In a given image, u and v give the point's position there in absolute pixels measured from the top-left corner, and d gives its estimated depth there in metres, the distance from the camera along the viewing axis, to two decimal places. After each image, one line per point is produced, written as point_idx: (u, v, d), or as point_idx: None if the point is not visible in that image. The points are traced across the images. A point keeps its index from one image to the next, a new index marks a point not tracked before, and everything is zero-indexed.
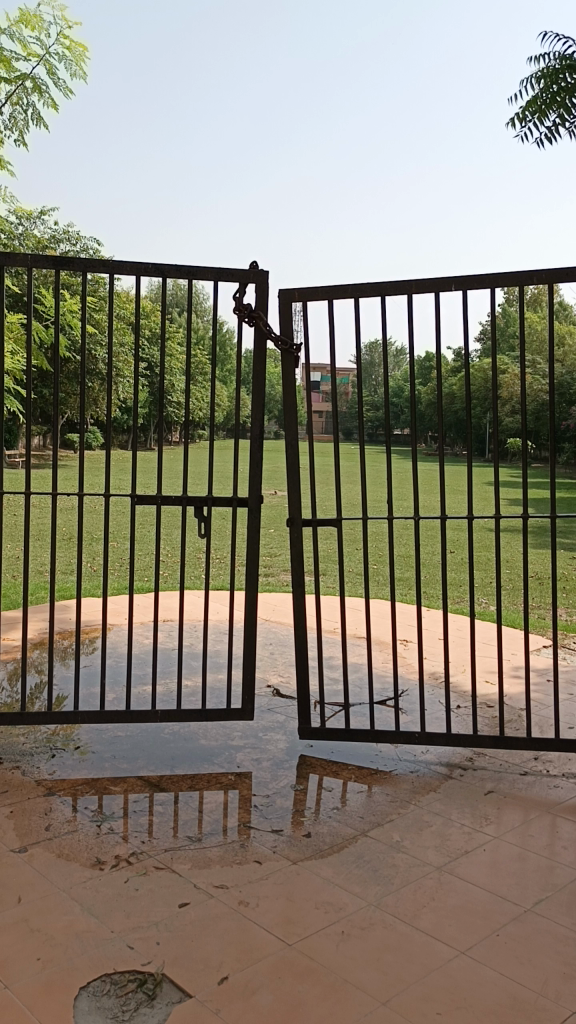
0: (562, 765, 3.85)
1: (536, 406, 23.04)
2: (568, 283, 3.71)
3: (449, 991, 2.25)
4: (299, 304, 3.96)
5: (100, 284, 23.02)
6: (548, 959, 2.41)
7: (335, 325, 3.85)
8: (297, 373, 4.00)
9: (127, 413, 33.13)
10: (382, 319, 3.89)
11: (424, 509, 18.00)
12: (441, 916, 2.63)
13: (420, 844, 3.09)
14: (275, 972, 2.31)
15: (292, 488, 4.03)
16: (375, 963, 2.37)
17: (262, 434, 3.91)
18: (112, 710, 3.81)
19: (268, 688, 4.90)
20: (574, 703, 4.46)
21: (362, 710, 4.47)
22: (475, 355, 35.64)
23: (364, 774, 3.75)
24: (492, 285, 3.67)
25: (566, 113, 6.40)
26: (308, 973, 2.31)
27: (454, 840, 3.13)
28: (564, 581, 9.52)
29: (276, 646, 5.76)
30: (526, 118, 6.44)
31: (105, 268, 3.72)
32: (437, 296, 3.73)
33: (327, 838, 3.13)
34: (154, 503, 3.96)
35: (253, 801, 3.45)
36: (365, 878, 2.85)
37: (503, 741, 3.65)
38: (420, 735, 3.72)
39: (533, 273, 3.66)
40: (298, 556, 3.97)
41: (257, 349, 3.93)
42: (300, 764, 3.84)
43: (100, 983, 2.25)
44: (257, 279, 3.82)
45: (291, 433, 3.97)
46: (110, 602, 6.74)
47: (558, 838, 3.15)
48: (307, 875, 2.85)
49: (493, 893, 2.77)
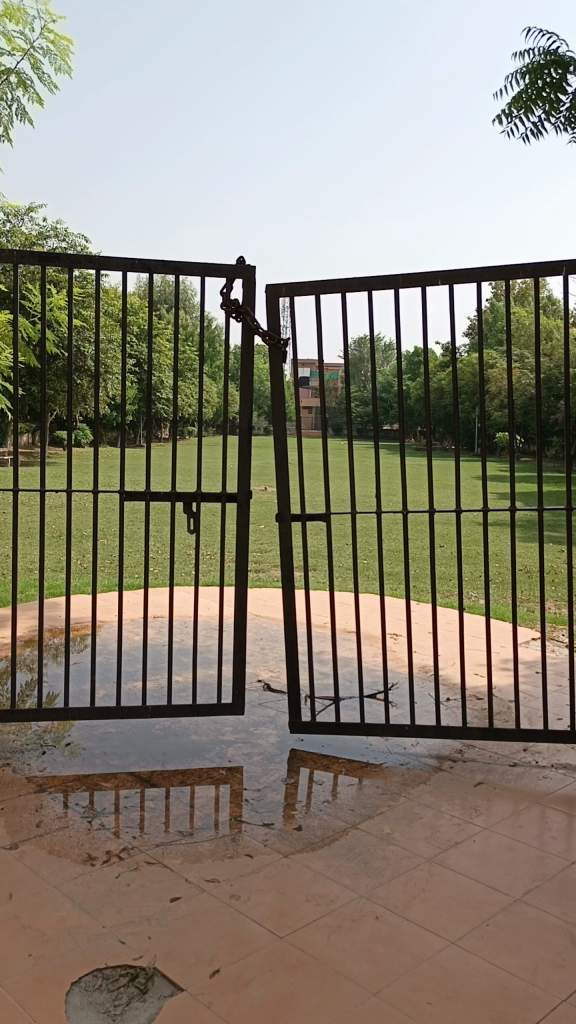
0: (551, 756, 3.88)
1: (524, 401, 23.12)
2: (553, 278, 3.73)
3: (439, 982, 2.27)
4: (286, 300, 3.97)
5: (88, 282, 22.93)
6: (538, 948, 2.43)
7: (323, 320, 3.86)
8: (285, 369, 3.99)
9: (115, 411, 33.03)
10: (369, 315, 3.89)
11: (414, 506, 18.00)
12: (432, 907, 2.64)
13: (411, 837, 3.11)
14: (267, 965, 2.31)
15: (281, 484, 4.02)
16: (366, 955, 2.38)
17: (250, 430, 3.90)
18: (102, 708, 3.80)
19: (258, 684, 4.90)
20: (562, 695, 4.49)
21: (352, 704, 4.47)
22: (462, 351, 35.73)
23: (355, 768, 3.75)
24: (478, 280, 3.68)
25: (552, 109, 6.41)
26: (299, 966, 2.32)
27: (444, 832, 3.14)
28: (552, 574, 9.55)
29: (266, 643, 5.74)
30: (512, 113, 6.45)
31: (91, 264, 3.70)
32: (423, 291, 3.74)
33: (318, 831, 3.14)
34: (142, 500, 3.94)
35: (244, 795, 3.45)
36: (356, 871, 2.86)
37: (493, 733, 3.67)
38: (410, 728, 3.73)
39: (519, 267, 3.67)
40: (287, 551, 3.97)
41: (245, 347, 3.93)
42: (291, 759, 3.84)
43: (91, 979, 2.25)
44: (244, 275, 3.82)
45: (280, 430, 3.97)
46: (100, 600, 6.71)
47: (547, 830, 3.17)
48: (298, 869, 2.86)
49: (483, 884, 2.79)
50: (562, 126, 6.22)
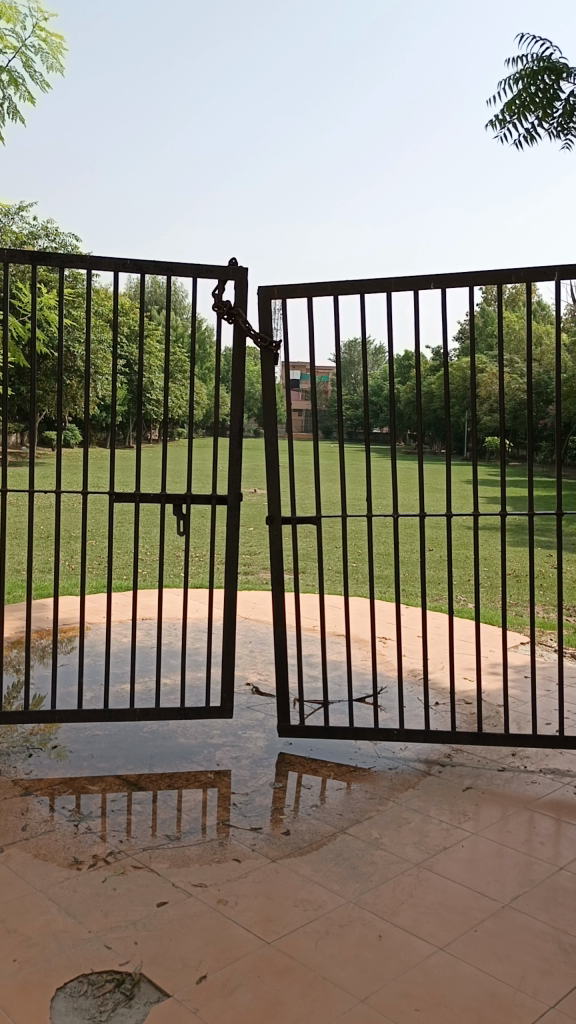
0: (539, 761, 3.88)
1: (513, 405, 23.25)
2: (546, 282, 3.73)
3: (427, 988, 2.25)
4: (278, 301, 3.96)
5: (78, 283, 22.86)
6: (526, 956, 2.42)
7: (316, 322, 3.85)
8: (276, 371, 3.98)
9: (105, 412, 32.94)
10: (360, 317, 3.89)
11: (403, 508, 18.07)
12: (420, 913, 2.63)
13: (399, 841, 3.10)
14: (254, 971, 2.30)
15: (272, 487, 4.00)
16: (353, 960, 2.37)
17: (241, 433, 3.88)
18: (89, 709, 3.77)
19: (247, 686, 4.89)
20: (551, 700, 4.49)
21: (341, 708, 4.46)
22: (454, 354, 35.80)
23: (343, 772, 3.73)
24: (470, 284, 3.68)
25: (545, 113, 6.42)
26: (287, 971, 2.30)
27: (432, 837, 3.13)
28: (541, 579, 9.54)
29: (255, 645, 5.73)
30: (505, 116, 6.46)
31: (82, 264, 3.68)
32: (415, 294, 3.74)
33: (305, 836, 3.12)
34: (131, 501, 3.91)
35: (231, 799, 3.43)
36: (344, 876, 2.85)
37: (482, 737, 3.66)
38: (398, 732, 3.73)
39: (511, 271, 3.67)
40: (277, 554, 3.95)
41: (236, 348, 3.91)
42: (279, 762, 3.83)
43: (77, 983, 2.23)
44: (236, 276, 3.81)
45: (270, 431, 3.96)
46: (88, 601, 6.69)
47: (536, 835, 3.16)
48: (286, 874, 2.84)
49: (471, 890, 2.78)
50: (555, 132, 6.22)
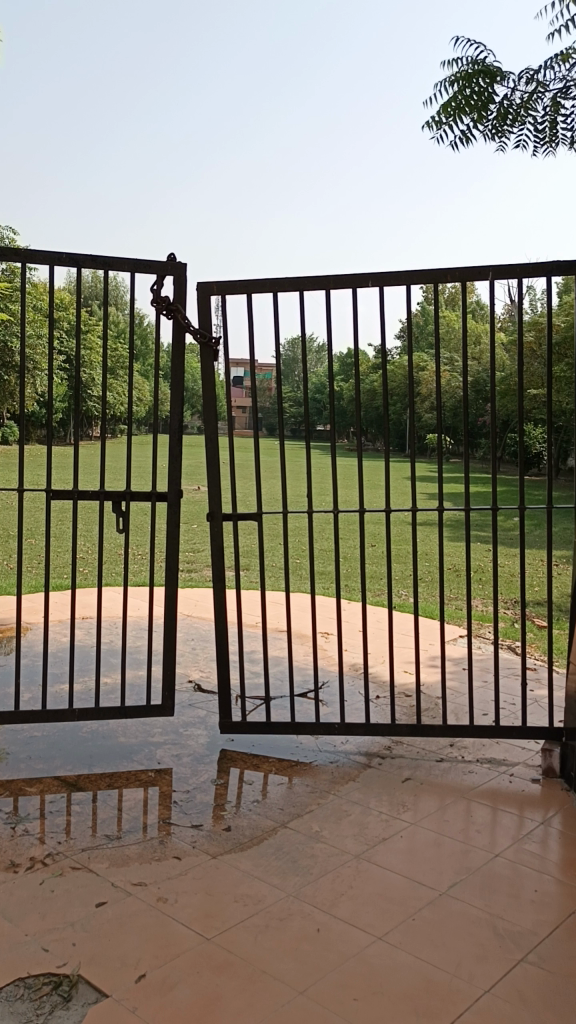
0: (476, 751, 3.96)
1: (453, 403, 23.62)
2: (481, 282, 3.80)
3: (365, 978, 2.28)
4: (217, 297, 3.95)
5: (15, 277, 22.43)
6: (462, 942, 2.47)
7: (255, 319, 3.85)
8: (215, 367, 3.97)
9: (44, 409, 32.40)
10: (300, 314, 3.90)
11: (344, 505, 18.19)
12: (359, 904, 2.67)
13: (339, 834, 3.13)
14: (194, 968, 2.30)
15: (211, 484, 3.99)
16: (293, 953, 2.39)
17: (181, 430, 3.86)
18: (27, 710, 3.72)
19: (189, 685, 4.87)
20: (488, 691, 4.58)
21: (283, 703, 4.48)
22: (396, 352, 36.16)
23: (284, 767, 3.75)
24: (407, 282, 3.72)
25: (480, 116, 6.53)
26: (227, 967, 2.31)
27: (372, 828, 3.17)
28: (479, 573, 9.72)
29: (197, 642, 5.71)
30: (441, 118, 6.55)
31: (17, 257, 3.62)
32: (354, 292, 3.77)
33: (246, 832, 3.13)
34: (69, 499, 3.86)
35: (172, 797, 3.42)
36: (284, 870, 2.86)
37: (420, 730, 3.72)
38: (339, 726, 3.76)
39: (447, 271, 3.73)
40: (218, 551, 3.94)
41: (175, 344, 3.89)
42: (220, 759, 3.83)
43: (13, 988, 2.20)
44: (175, 271, 3.78)
45: (210, 427, 3.95)
46: (26, 601, 6.58)
47: (472, 824, 3.23)
48: (227, 870, 2.84)
49: (409, 879, 2.82)
50: (490, 134, 6.34)
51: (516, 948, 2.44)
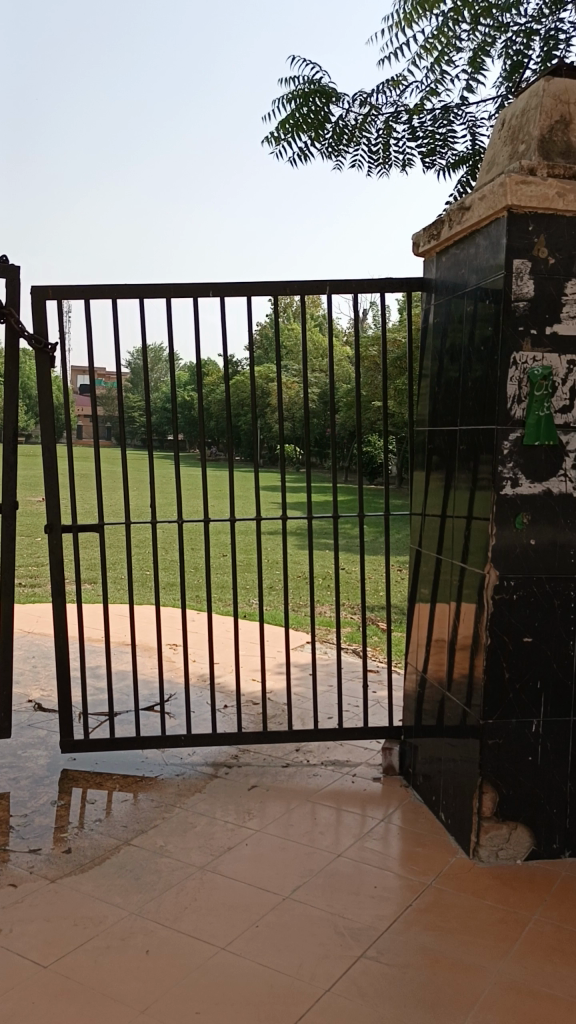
0: (321, 754, 4.03)
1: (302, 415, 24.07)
2: (320, 295, 3.89)
3: (209, 990, 2.27)
4: (54, 302, 3.83)
5: None
6: (305, 943, 2.50)
7: (94, 324, 3.77)
8: (52, 374, 3.85)
9: None
10: (140, 321, 3.85)
11: (195, 515, 18.11)
12: (203, 915, 2.64)
13: (184, 847, 3.09)
14: (29, 999, 2.20)
15: (49, 494, 3.86)
16: (135, 972, 2.34)
17: (16, 438, 3.72)
18: None
19: (29, 704, 4.68)
20: (332, 695, 4.68)
21: (128, 718, 4.39)
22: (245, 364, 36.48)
23: (130, 783, 3.67)
24: (248, 293, 3.76)
25: (316, 134, 6.72)
26: (64, 993, 2.22)
27: (217, 838, 3.16)
28: (326, 580, 9.94)
29: (38, 659, 5.50)
30: (280, 133, 6.68)
31: None
32: (195, 300, 3.76)
33: (88, 852, 3.04)
34: None
35: (9, 822, 3.27)
36: (127, 888, 2.80)
37: (266, 737, 3.75)
38: (185, 737, 3.73)
39: (286, 282, 3.80)
40: (58, 563, 3.82)
41: (9, 349, 3.74)
42: (62, 780, 3.70)
43: None
44: (8, 273, 3.64)
45: (46, 436, 3.82)
46: None
47: (317, 826, 3.28)
48: (67, 893, 2.75)
49: (254, 886, 2.83)
50: (327, 152, 6.53)
51: (356, 944, 2.50)
